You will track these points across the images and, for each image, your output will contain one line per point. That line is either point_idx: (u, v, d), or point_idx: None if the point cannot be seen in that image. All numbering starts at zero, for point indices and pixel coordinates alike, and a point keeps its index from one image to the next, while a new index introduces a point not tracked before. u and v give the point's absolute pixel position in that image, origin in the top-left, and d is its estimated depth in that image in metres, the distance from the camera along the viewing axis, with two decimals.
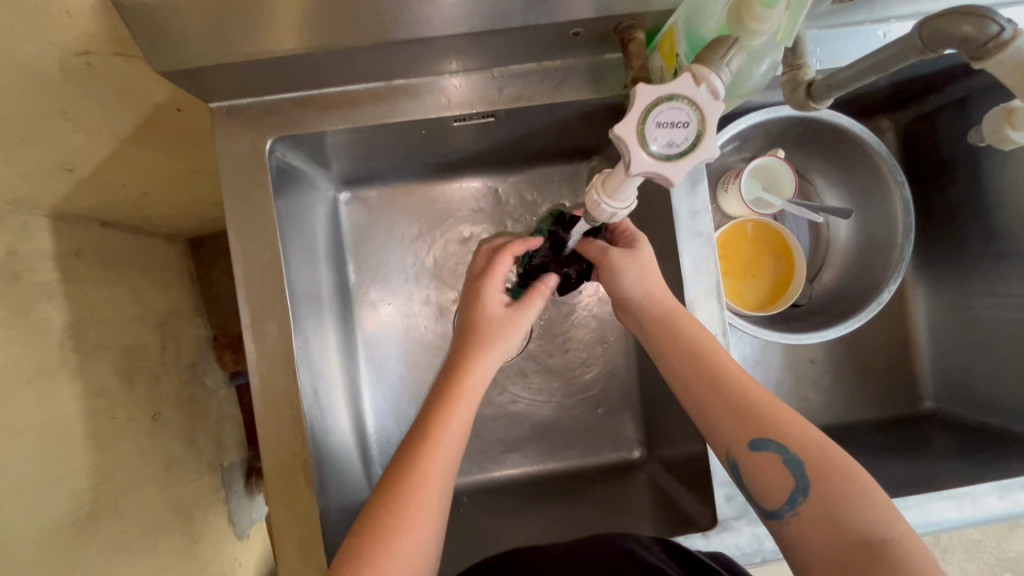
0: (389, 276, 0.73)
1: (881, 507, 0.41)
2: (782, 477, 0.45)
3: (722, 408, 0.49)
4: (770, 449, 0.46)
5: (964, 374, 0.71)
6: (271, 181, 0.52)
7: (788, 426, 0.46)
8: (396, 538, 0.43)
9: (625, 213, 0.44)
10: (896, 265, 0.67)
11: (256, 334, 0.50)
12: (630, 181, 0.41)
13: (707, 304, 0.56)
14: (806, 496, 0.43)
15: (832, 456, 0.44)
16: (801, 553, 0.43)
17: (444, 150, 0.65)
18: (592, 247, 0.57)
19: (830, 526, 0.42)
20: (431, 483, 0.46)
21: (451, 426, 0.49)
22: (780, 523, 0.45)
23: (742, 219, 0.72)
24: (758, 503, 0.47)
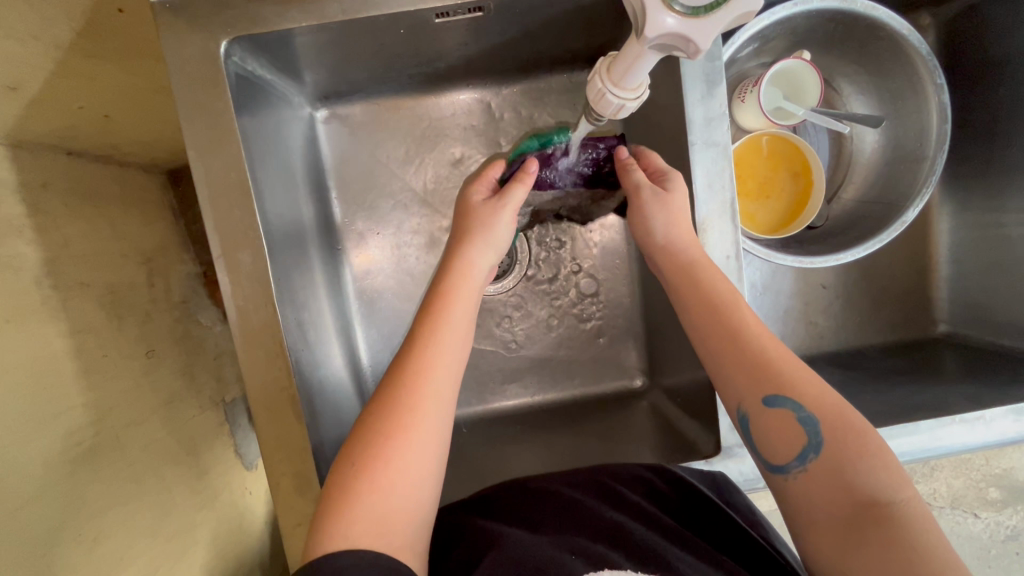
0: (377, 204, 0.68)
1: (892, 470, 0.39)
2: (794, 434, 0.42)
3: (738, 364, 0.46)
4: (786, 407, 0.43)
5: (984, 296, 0.68)
6: (231, 91, 0.46)
7: (807, 386, 0.44)
8: (391, 443, 0.43)
9: (635, 104, 0.41)
10: (925, 180, 0.61)
11: (230, 264, 0.46)
12: (643, 59, 0.37)
13: (720, 225, 0.51)
14: (818, 454, 0.41)
15: (849, 419, 0.42)
16: (803, 507, 0.41)
17: (429, 55, 0.58)
18: (629, 179, 0.54)
19: (839, 482, 0.40)
20: (427, 395, 0.45)
21: (448, 341, 0.49)
22: (784, 478, 0.43)
23: (759, 132, 0.66)
24: (764, 457, 0.45)
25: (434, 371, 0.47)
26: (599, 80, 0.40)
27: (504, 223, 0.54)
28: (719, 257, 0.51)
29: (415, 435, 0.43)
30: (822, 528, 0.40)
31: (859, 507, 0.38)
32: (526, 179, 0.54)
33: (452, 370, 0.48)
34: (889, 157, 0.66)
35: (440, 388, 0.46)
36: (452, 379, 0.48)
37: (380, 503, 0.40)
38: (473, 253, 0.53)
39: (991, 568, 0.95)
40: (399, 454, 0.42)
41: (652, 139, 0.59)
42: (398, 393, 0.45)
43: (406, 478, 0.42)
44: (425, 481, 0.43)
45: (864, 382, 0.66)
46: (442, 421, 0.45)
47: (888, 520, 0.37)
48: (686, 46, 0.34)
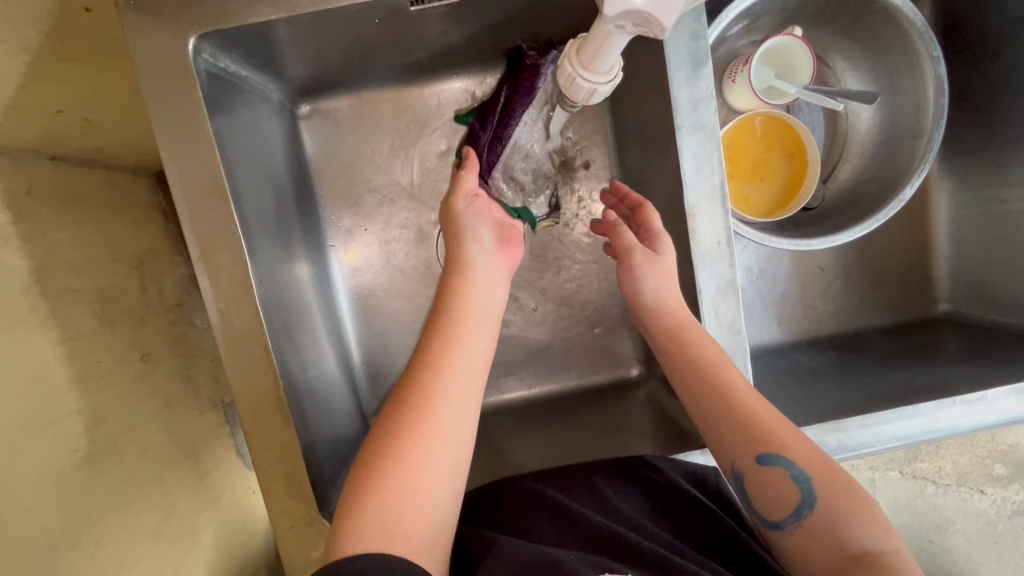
0: (363, 200, 0.67)
1: (880, 523, 0.41)
2: (788, 490, 0.43)
3: (730, 423, 0.47)
4: (779, 464, 0.44)
5: (986, 273, 0.67)
6: (202, 89, 0.45)
7: (794, 441, 0.45)
8: (412, 441, 0.43)
9: (608, 86, 0.41)
10: (922, 157, 0.60)
11: (210, 267, 0.45)
12: (613, 41, 0.37)
13: (709, 211, 0.49)
14: (812, 511, 0.42)
15: (837, 473, 0.43)
16: (800, 562, 0.42)
17: (409, 44, 0.57)
18: (619, 241, 0.54)
19: (834, 537, 0.41)
20: (441, 392, 0.45)
21: (464, 338, 0.48)
22: (781, 534, 0.43)
23: (751, 113, 0.64)
24: (757, 513, 0.45)
25: (448, 368, 0.46)
26: (569, 66, 0.40)
27: (471, 213, 0.53)
28: (710, 243, 0.49)
29: (433, 432, 0.44)
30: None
31: (856, 563, 0.40)
32: (471, 165, 0.55)
33: (468, 366, 0.47)
34: (886, 133, 0.65)
35: (455, 385, 0.46)
36: (471, 376, 0.47)
37: (392, 503, 0.40)
38: (469, 245, 0.52)
39: (998, 543, 0.94)
40: (417, 451, 0.42)
41: (639, 123, 0.58)
42: (420, 391, 0.45)
43: (420, 476, 0.42)
44: (444, 480, 0.43)
45: (863, 364, 0.65)
46: (459, 419, 0.45)
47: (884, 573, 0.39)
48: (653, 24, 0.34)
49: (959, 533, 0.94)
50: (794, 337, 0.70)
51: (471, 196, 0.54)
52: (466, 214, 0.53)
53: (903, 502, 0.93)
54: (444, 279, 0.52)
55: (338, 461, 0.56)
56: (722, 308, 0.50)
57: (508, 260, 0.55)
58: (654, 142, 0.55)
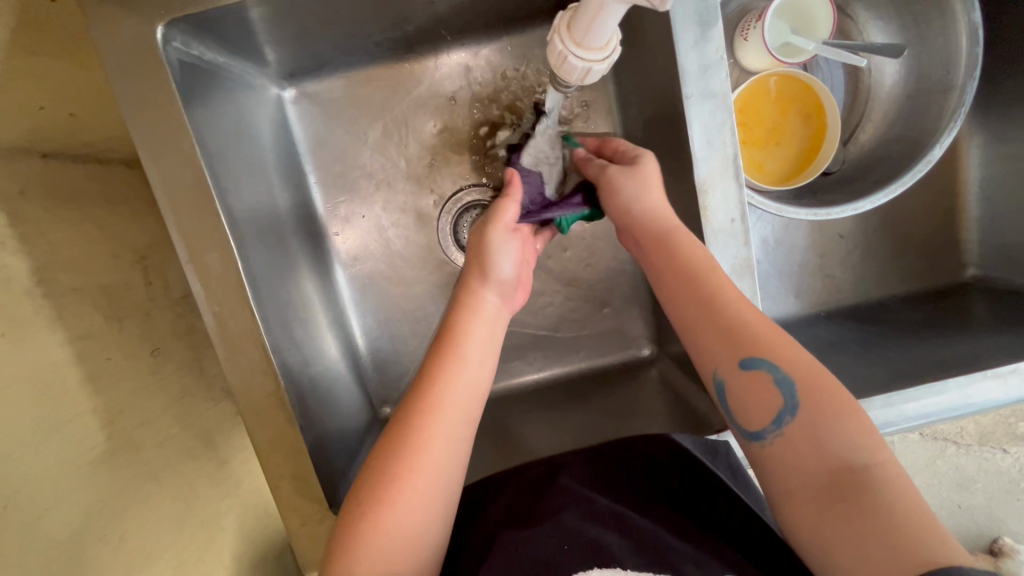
0: (359, 185, 0.64)
1: (867, 432, 0.38)
2: (769, 398, 0.41)
3: (710, 328, 0.44)
4: (762, 369, 0.42)
5: (1019, 234, 0.63)
6: (175, 80, 0.42)
7: (780, 345, 0.42)
8: (399, 482, 0.41)
9: (604, 65, 0.37)
10: (954, 112, 0.55)
11: (200, 269, 0.44)
12: (604, 13, 0.33)
13: (721, 185, 0.44)
14: (794, 417, 0.40)
15: (823, 381, 0.40)
16: (779, 476, 0.39)
17: (396, 16, 0.53)
18: (591, 166, 0.53)
19: (816, 450, 0.38)
20: (436, 433, 0.43)
21: (463, 374, 0.46)
22: (760, 445, 0.41)
23: (765, 73, 0.60)
24: (738, 424, 0.43)
25: (446, 404, 0.45)
26: (563, 43, 0.36)
27: (504, 248, 0.51)
28: (723, 220, 0.45)
29: (423, 472, 0.42)
30: (799, 503, 0.38)
31: (840, 476, 0.37)
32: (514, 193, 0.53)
33: (467, 398, 0.46)
34: (913, 87, 0.60)
35: (451, 427, 0.44)
36: (468, 410, 0.45)
37: (388, 541, 0.40)
38: (479, 284, 0.50)
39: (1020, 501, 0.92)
40: (405, 491, 0.41)
41: (643, 92, 0.54)
42: (410, 422, 0.44)
43: (415, 513, 0.41)
44: (437, 517, 0.42)
45: (886, 336, 0.62)
46: (454, 457, 0.44)
47: (869, 486, 0.36)
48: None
49: (980, 492, 0.92)
50: (811, 309, 0.68)
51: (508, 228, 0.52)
52: (501, 245, 0.51)
53: (923, 463, 0.92)
54: (448, 314, 0.50)
55: (349, 455, 0.56)
56: (737, 289, 0.47)
57: (512, 304, 0.54)
58: (660, 112, 0.51)
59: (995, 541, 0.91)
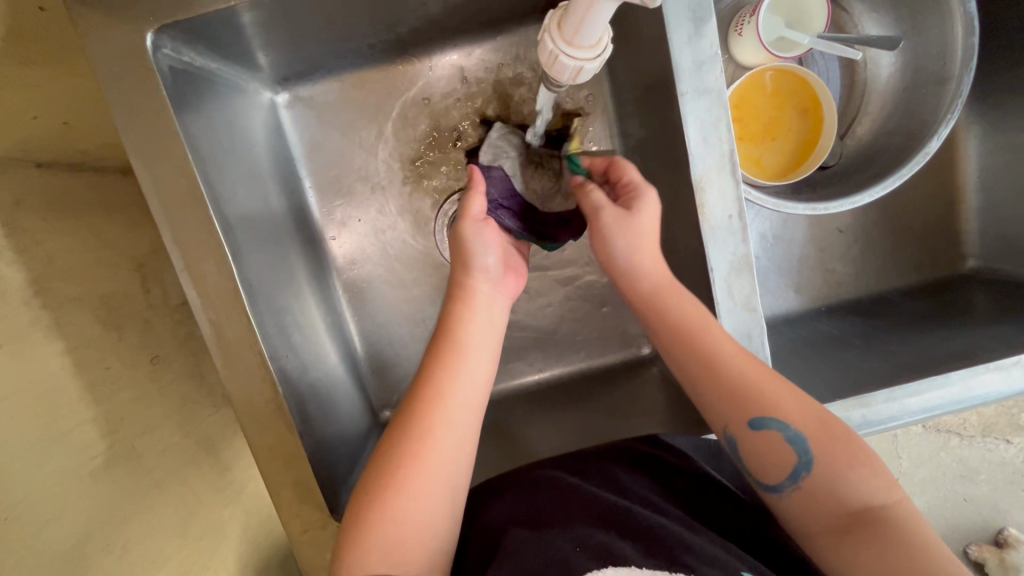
0: (354, 188, 0.64)
1: (881, 475, 0.41)
2: (783, 454, 0.43)
3: (719, 392, 0.45)
4: (772, 429, 0.43)
5: (1018, 225, 0.63)
6: (167, 88, 0.42)
7: (788, 401, 0.44)
8: (404, 474, 0.41)
9: (595, 63, 0.37)
10: (951, 103, 0.55)
11: (195, 276, 0.44)
12: (595, 12, 0.32)
13: (719, 182, 0.44)
14: (809, 472, 0.42)
15: (834, 429, 0.42)
16: (799, 517, 0.42)
17: (388, 18, 0.53)
18: (590, 199, 0.51)
19: (835, 494, 0.41)
20: (441, 423, 0.44)
21: (463, 366, 0.46)
22: (779, 497, 0.43)
23: (760, 68, 0.60)
24: (754, 478, 0.44)
25: (451, 394, 0.45)
26: (552, 42, 0.36)
27: (479, 238, 0.50)
28: (720, 218, 0.44)
29: (429, 463, 0.42)
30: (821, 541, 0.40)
31: (858, 517, 0.40)
32: (476, 184, 0.51)
33: (469, 392, 0.46)
34: (909, 79, 0.59)
35: (456, 417, 0.44)
36: (472, 406, 0.45)
37: (390, 535, 0.39)
38: (468, 275, 0.50)
39: None
40: (411, 482, 0.41)
41: (638, 90, 0.54)
42: (416, 414, 0.44)
43: (419, 509, 0.41)
44: (444, 509, 0.42)
45: (886, 330, 0.61)
46: (460, 448, 0.44)
47: (888, 526, 0.39)
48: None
49: (985, 483, 0.92)
50: (811, 304, 0.67)
51: (478, 218, 0.50)
52: (475, 237, 0.50)
53: (927, 456, 0.92)
54: (445, 305, 0.50)
55: (350, 460, 0.56)
56: (735, 287, 0.46)
57: (507, 290, 0.53)
58: (654, 111, 0.51)
59: (1000, 532, 0.91)
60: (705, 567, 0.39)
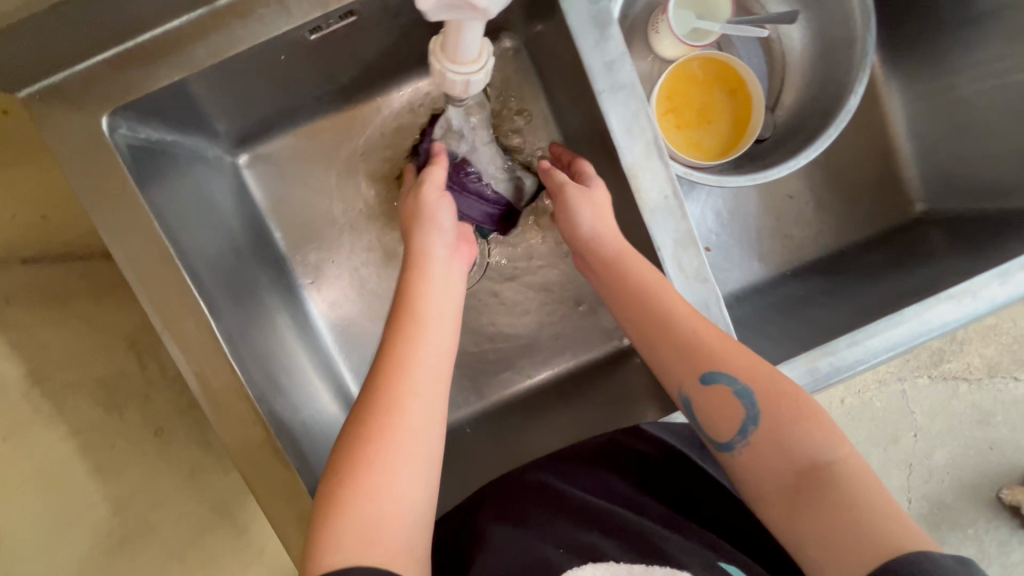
0: (323, 232, 0.67)
1: (826, 431, 0.42)
2: (733, 409, 0.44)
3: (669, 351, 0.47)
4: (721, 382, 0.45)
5: (955, 165, 0.66)
6: (127, 165, 0.45)
7: (737, 358, 0.45)
8: (373, 448, 0.42)
9: (480, 74, 0.39)
10: (861, 63, 0.59)
11: (176, 334, 0.46)
12: (464, 32, 0.35)
13: (649, 167, 0.47)
14: (757, 425, 0.43)
15: (782, 385, 0.44)
16: (751, 481, 0.43)
17: (328, 71, 0.57)
18: (556, 177, 0.54)
19: (782, 453, 0.42)
20: (408, 395, 0.44)
21: (424, 336, 0.47)
22: (731, 454, 0.44)
23: (683, 59, 0.64)
24: (709, 437, 0.46)
25: (413, 364, 0.46)
26: (436, 61, 0.38)
27: (440, 204, 0.52)
28: (657, 198, 0.47)
29: (399, 436, 0.43)
30: (773, 501, 0.42)
31: (806, 475, 0.41)
32: (439, 160, 0.55)
33: (434, 363, 0.47)
34: (821, 47, 0.63)
35: (422, 387, 0.45)
36: (437, 371, 0.47)
37: (367, 514, 0.40)
38: (424, 236, 0.52)
39: None
40: (382, 454, 0.42)
41: (569, 97, 0.57)
42: (382, 386, 0.44)
43: (392, 481, 0.42)
44: (417, 480, 0.43)
45: (849, 283, 0.64)
46: (427, 417, 0.44)
47: (831, 481, 0.40)
48: (468, 5, 0.30)
49: (1002, 424, 0.96)
50: (777, 271, 0.70)
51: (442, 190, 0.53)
52: (436, 204, 0.52)
53: (938, 405, 0.95)
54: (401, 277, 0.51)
55: None
56: (684, 261, 0.48)
57: (464, 257, 0.55)
58: (585, 113, 0.54)
59: None
60: (685, 559, 0.40)
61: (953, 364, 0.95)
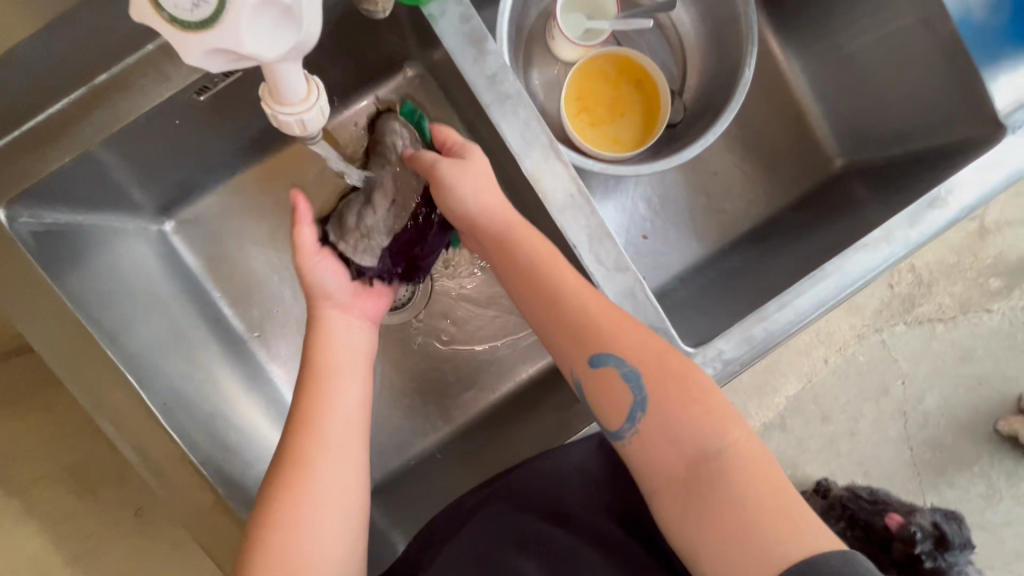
0: (263, 284, 0.67)
1: (715, 416, 0.44)
2: (622, 394, 0.46)
3: (562, 336, 0.48)
4: (609, 364, 0.46)
5: (866, 115, 0.67)
6: (32, 253, 0.45)
7: (625, 335, 0.46)
8: (284, 509, 0.44)
9: (315, 112, 0.34)
10: (746, 36, 0.60)
11: (108, 412, 0.45)
12: (276, 76, 0.31)
13: (549, 168, 0.48)
14: (643, 410, 0.45)
15: (669, 367, 0.45)
16: (645, 471, 0.45)
17: (236, 127, 0.58)
18: (421, 159, 0.53)
19: (674, 446, 0.44)
20: (316, 451, 0.46)
21: (330, 391, 0.49)
22: (623, 442, 0.46)
23: (584, 59, 0.66)
24: (602, 423, 0.47)
25: (322, 421, 0.47)
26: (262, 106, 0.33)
27: (321, 269, 0.53)
28: (563, 198, 0.48)
29: (308, 493, 0.44)
30: (666, 497, 0.44)
31: (697, 469, 0.43)
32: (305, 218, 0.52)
33: (343, 416, 0.48)
34: (711, 25, 0.65)
35: (333, 442, 0.47)
36: (349, 424, 0.48)
37: (279, 572, 0.42)
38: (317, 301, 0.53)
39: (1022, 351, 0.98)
40: (293, 515, 0.43)
41: (474, 112, 0.59)
42: (292, 448, 0.46)
43: (304, 538, 0.43)
44: (331, 532, 0.44)
45: (783, 246, 0.65)
46: (339, 470, 0.46)
47: (719, 475, 0.42)
48: (244, 56, 0.27)
49: (986, 357, 0.97)
50: (717, 246, 0.71)
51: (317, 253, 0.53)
52: (316, 270, 0.53)
53: (921, 349, 0.96)
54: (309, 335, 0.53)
55: None
56: (601, 253, 0.48)
57: (364, 312, 0.56)
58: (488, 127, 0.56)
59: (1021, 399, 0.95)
60: None
61: (925, 307, 0.96)
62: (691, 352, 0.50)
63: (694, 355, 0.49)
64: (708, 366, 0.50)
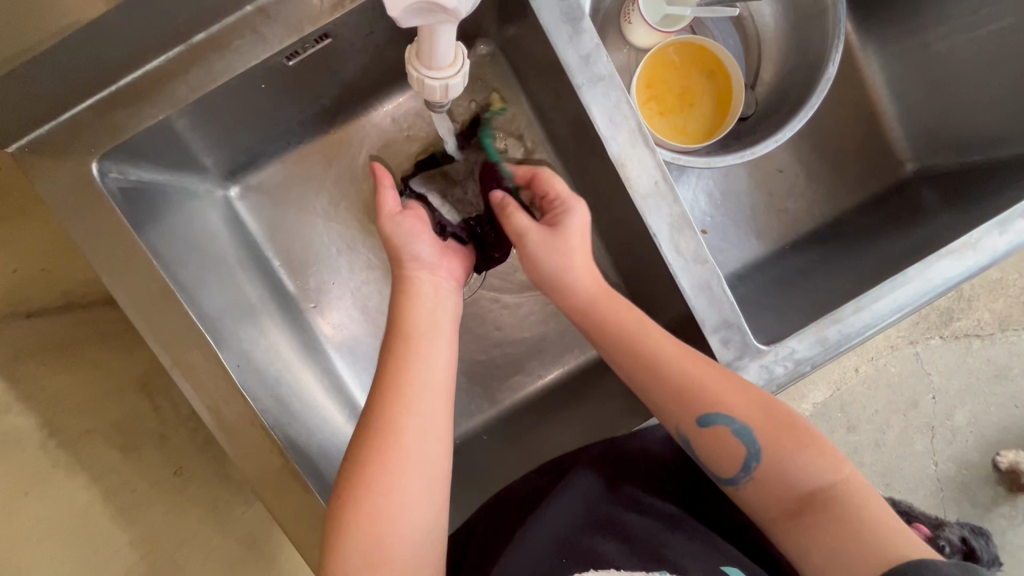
0: (321, 255, 0.67)
1: (826, 453, 0.44)
2: (733, 446, 0.46)
3: (665, 388, 0.48)
4: (720, 423, 0.46)
5: (942, 120, 0.66)
6: (121, 208, 0.46)
7: (731, 396, 0.46)
8: (378, 469, 0.43)
9: (458, 78, 0.40)
10: (834, 30, 0.59)
11: (185, 368, 0.46)
12: (438, 40, 0.36)
13: (636, 154, 0.47)
14: (759, 462, 0.45)
15: (779, 418, 0.45)
16: (761, 493, 0.44)
17: (310, 96, 0.58)
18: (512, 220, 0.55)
19: (786, 479, 0.44)
20: (407, 413, 0.45)
21: (421, 354, 0.48)
22: (736, 489, 0.46)
23: (660, 46, 0.65)
24: (713, 473, 0.47)
25: (412, 383, 0.47)
26: (414, 69, 0.39)
27: (401, 229, 0.53)
28: (648, 184, 0.47)
29: (400, 456, 0.44)
30: (776, 517, 0.44)
31: (813, 494, 0.43)
32: (385, 182, 0.55)
33: (433, 379, 0.48)
34: (794, 18, 0.64)
35: (423, 404, 0.46)
36: (438, 387, 0.47)
37: (375, 534, 0.41)
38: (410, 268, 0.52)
39: None
40: (387, 475, 0.43)
41: (549, 94, 0.58)
42: (385, 408, 0.46)
43: (398, 500, 0.43)
44: (422, 499, 0.44)
45: (847, 249, 0.64)
46: (428, 435, 0.45)
47: (836, 497, 0.42)
48: (439, 9, 0.30)
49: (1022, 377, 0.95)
50: (776, 246, 0.70)
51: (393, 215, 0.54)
52: (397, 231, 0.53)
53: (953, 364, 0.94)
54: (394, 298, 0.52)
55: None
56: (681, 244, 0.48)
57: (451, 272, 0.55)
58: (566, 109, 0.55)
59: None
60: (687, 564, 0.43)
61: (963, 322, 0.95)
62: (762, 349, 0.49)
63: (765, 353, 0.49)
64: (777, 364, 0.49)
